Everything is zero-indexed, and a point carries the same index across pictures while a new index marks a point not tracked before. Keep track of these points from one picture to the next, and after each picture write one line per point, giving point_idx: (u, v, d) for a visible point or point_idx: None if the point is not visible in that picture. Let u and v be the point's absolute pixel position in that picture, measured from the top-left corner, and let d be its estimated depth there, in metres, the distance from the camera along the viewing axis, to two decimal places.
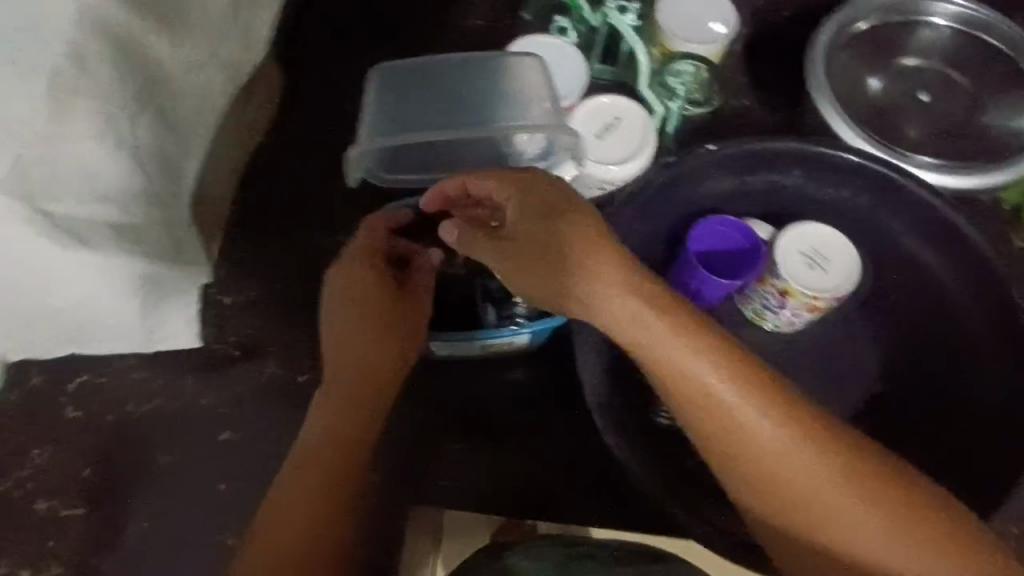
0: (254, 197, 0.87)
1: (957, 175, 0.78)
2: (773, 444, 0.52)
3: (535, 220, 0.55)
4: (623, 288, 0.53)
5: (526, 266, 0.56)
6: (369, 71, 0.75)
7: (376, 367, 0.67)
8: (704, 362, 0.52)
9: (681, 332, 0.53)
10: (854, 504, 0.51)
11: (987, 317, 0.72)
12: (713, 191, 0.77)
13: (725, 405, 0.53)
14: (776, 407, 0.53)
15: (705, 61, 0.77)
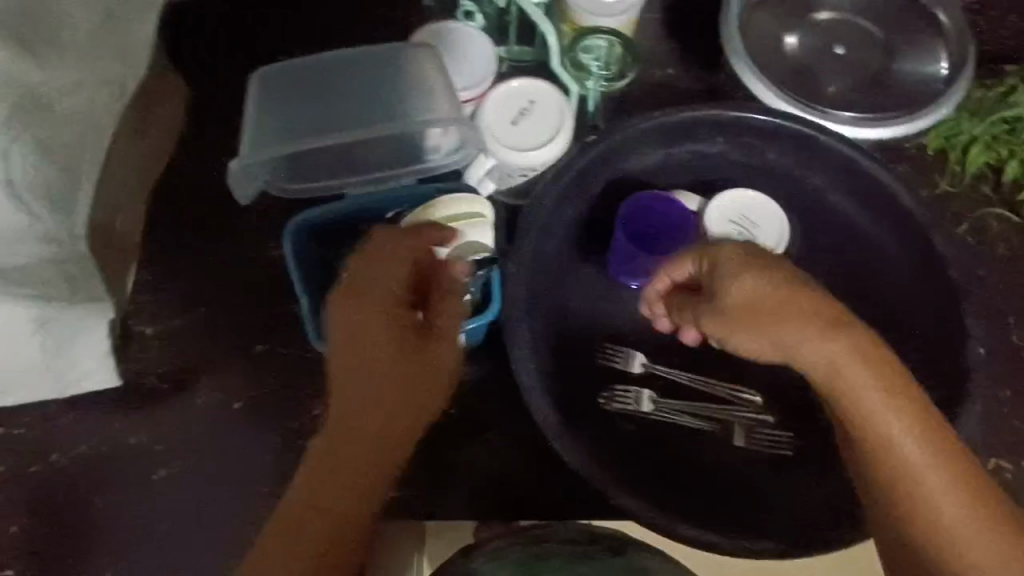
0: (168, 220, 0.83)
1: (878, 127, 0.78)
2: (899, 433, 0.51)
3: (771, 279, 0.55)
4: (779, 295, 0.54)
5: (738, 322, 0.55)
6: (254, 77, 0.70)
7: (389, 405, 0.55)
8: (886, 390, 0.52)
9: (878, 351, 0.52)
10: (957, 492, 0.51)
11: (912, 267, 0.72)
12: (638, 167, 0.76)
13: (855, 389, 0.52)
14: (905, 399, 0.52)
15: (617, 35, 0.74)
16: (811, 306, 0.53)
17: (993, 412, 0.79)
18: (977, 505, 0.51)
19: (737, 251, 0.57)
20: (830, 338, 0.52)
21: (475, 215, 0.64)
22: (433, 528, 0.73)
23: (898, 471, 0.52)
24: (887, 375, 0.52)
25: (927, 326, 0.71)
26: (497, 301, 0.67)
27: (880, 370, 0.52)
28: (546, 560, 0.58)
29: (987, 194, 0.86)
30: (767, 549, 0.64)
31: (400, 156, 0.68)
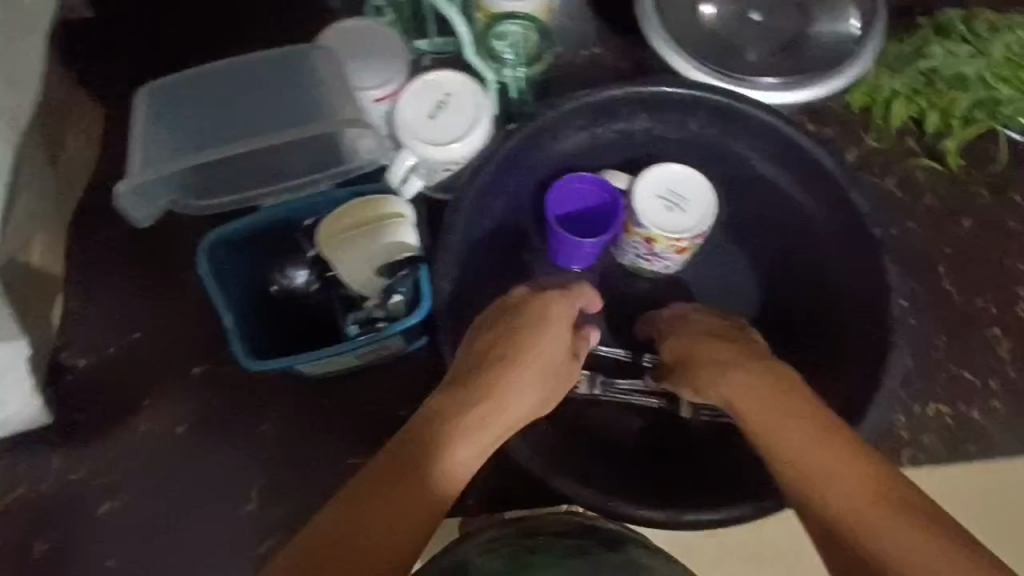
0: (91, 247, 0.80)
1: (796, 90, 0.79)
2: (782, 432, 0.54)
3: (708, 338, 0.65)
4: (698, 346, 0.65)
5: (687, 375, 0.64)
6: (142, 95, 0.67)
7: (478, 418, 0.55)
8: (778, 400, 0.57)
9: (769, 373, 0.59)
10: (848, 481, 0.50)
11: (839, 227, 0.71)
12: (564, 150, 0.75)
13: (745, 405, 0.58)
14: (792, 402, 0.56)
15: (531, 20, 0.73)
16: (722, 351, 0.63)
17: (927, 361, 0.80)
18: (873, 492, 0.49)
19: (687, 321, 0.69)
20: (726, 370, 0.61)
21: (393, 216, 0.64)
22: None
23: (786, 463, 0.53)
24: (773, 388, 0.57)
25: (857, 285, 0.71)
26: (424, 300, 0.64)
27: (769, 384, 0.58)
28: (540, 555, 0.57)
29: (913, 147, 0.86)
30: (713, 520, 0.62)
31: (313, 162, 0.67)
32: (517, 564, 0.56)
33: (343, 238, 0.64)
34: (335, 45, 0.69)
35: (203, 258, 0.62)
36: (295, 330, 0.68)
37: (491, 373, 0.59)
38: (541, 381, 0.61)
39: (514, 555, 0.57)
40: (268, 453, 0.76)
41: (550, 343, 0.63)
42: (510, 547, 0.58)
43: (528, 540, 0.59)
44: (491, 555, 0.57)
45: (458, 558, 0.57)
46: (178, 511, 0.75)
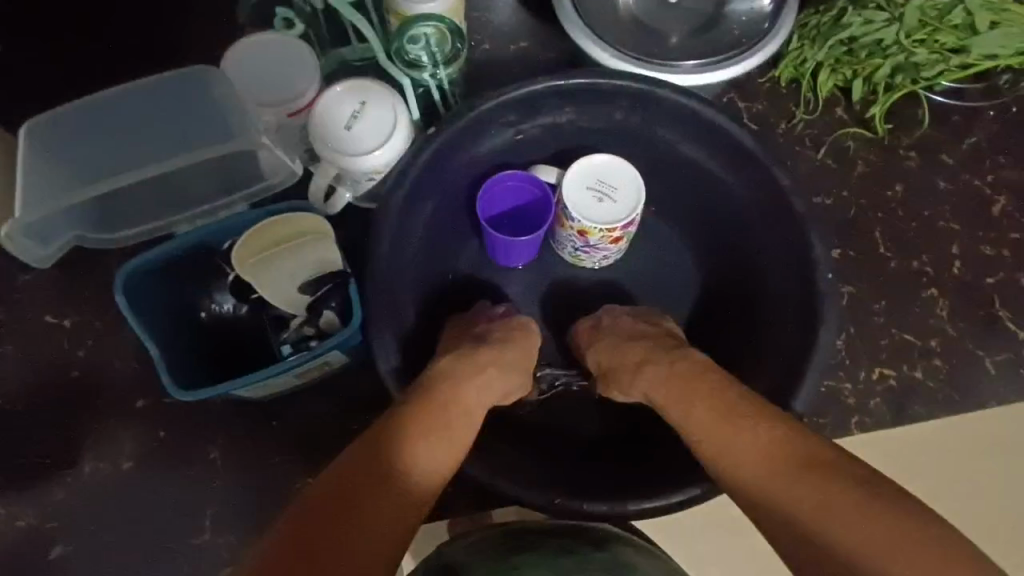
0: (19, 288, 0.78)
1: (721, 69, 0.79)
2: (698, 421, 0.58)
3: (632, 338, 0.70)
4: (617, 352, 0.69)
5: (614, 374, 0.68)
6: (23, 130, 0.65)
7: (445, 417, 0.58)
8: (680, 384, 0.62)
9: (672, 366, 0.64)
10: (754, 452, 0.53)
11: (766, 205, 0.72)
12: (489, 150, 0.74)
13: (666, 402, 0.62)
14: (702, 389, 0.59)
15: (441, 19, 0.71)
16: (637, 353, 0.67)
17: (868, 327, 0.82)
18: (779, 455, 0.52)
19: (605, 327, 0.73)
20: (644, 371, 0.65)
21: (314, 233, 0.64)
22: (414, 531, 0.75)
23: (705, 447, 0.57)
24: (684, 383, 0.61)
25: (785, 259, 0.71)
26: (354, 314, 0.63)
27: (680, 378, 0.62)
28: (524, 555, 0.57)
29: (841, 116, 0.87)
30: (659, 507, 0.63)
31: (229, 180, 0.69)
32: (504, 564, 0.56)
33: (255, 262, 0.63)
34: (232, 60, 0.68)
35: (120, 292, 0.60)
36: (232, 358, 0.67)
37: (455, 377, 0.62)
38: (502, 385, 0.65)
39: (499, 556, 0.57)
40: (219, 481, 0.75)
41: (504, 356, 0.67)
42: (494, 549, 0.58)
43: (512, 540, 0.59)
44: (476, 556, 0.58)
45: (446, 560, 0.58)
46: (133, 548, 0.74)
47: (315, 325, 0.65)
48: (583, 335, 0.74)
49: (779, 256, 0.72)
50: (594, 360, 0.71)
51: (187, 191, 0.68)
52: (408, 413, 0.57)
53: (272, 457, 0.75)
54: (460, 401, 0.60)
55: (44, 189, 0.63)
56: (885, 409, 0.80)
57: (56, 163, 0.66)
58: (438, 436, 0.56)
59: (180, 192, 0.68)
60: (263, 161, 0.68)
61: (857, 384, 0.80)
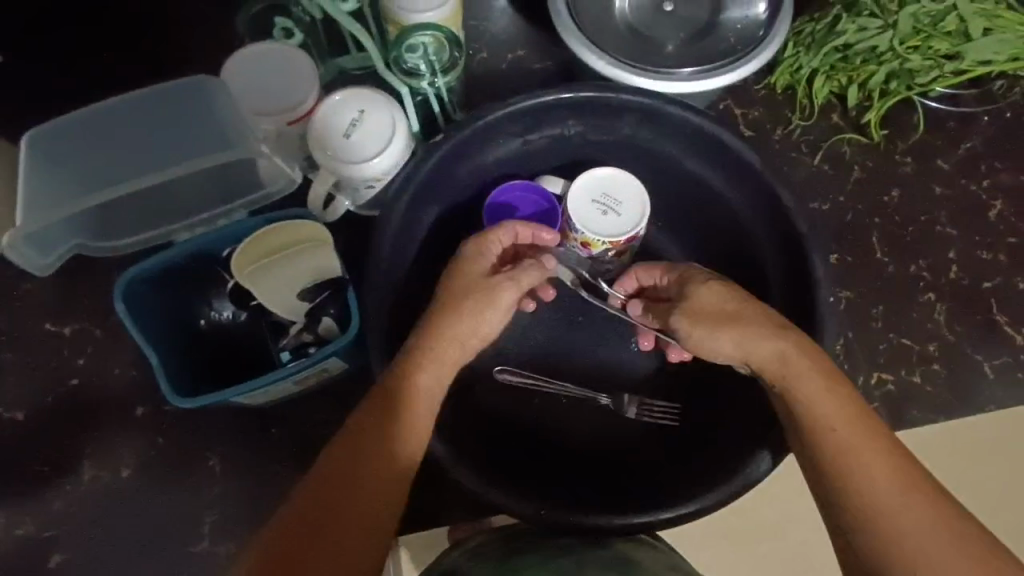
0: (21, 294, 0.79)
1: (717, 76, 0.79)
2: (839, 410, 0.54)
3: (731, 292, 0.62)
4: (742, 307, 0.61)
5: (716, 323, 0.61)
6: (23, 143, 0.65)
7: (411, 416, 0.55)
8: (822, 375, 0.56)
9: (807, 349, 0.58)
10: (883, 469, 0.52)
11: (763, 211, 0.72)
12: (493, 160, 0.75)
13: (803, 378, 0.56)
14: (845, 389, 0.55)
15: (440, 28, 0.72)
16: (761, 315, 0.60)
17: (866, 331, 0.82)
18: (910, 484, 0.51)
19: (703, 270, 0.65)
20: (779, 340, 0.58)
21: (309, 239, 0.64)
22: (411, 539, 0.74)
23: (834, 439, 0.53)
24: (825, 371, 0.56)
25: (782, 266, 0.71)
26: (352, 321, 0.63)
27: (819, 366, 0.57)
28: (525, 556, 0.61)
29: (837, 122, 0.88)
30: (648, 521, 0.61)
31: (229, 188, 0.69)
32: (504, 563, 0.61)
33: (253, 271, 0.64)
34: (234, 72, 0.69)
35: (118, 299, 0.60)
36: (230, 365, 0.67)
37: (434, 361, 0.58)
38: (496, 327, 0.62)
39: (500, 558, 0.61)
40: (219, 488, 0.75)
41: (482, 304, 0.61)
42: (497, 552, 0.62)
43: (513, 543, 0.63)
44: (479, 559, 0.62)
45: (452, 565, 0.62)
46: (133, 556, 0.74)
47: (312, 332, 0.64)
48: (675, 270, 0.67)
49: (776, 263, 0.72)
50: (699, 295, 0.63)
51: (184, 199, 0.68)
52: (368, 415, 0.54)
53: (273, 464, 0.75)
54: (422, 384, 0.57)
55: (42, 201, 0.63)
56: (884, 415, 0.80)
57: (54, 176, 0.66)
58: (404, 448, 0.54)
59: (177, 201, 0.68)
60: (262, 170, 0.68)
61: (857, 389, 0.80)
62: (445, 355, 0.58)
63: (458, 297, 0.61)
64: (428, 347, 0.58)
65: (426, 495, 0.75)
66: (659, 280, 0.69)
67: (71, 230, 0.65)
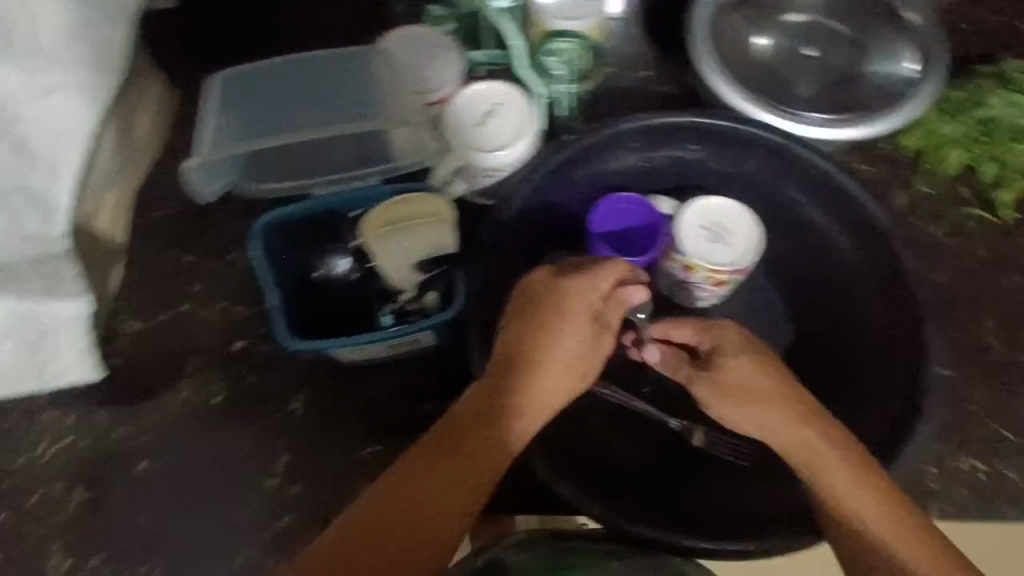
0: (153, 218, 0.85)
1: (846, 129, 0.78)
2: (867, 500, 0.58)
3: (757, 368, 0.64)
4: (773, 391, 0.63)
5: (745, 400, 0.63)
6: (210, 82, 0.71)
7: (497, 426, 0.59)
8: (847, 467, 0.59)
9: (829, 439, 0.61)
10: (910, 548, 0.56)
11: (876, 271, 0.72)
12: (611, 171, 0.76)
13: (828, 468, 0.59)
14: (871, 475, 0.59)
15: (582, 37, 0.76)
16: (792, 397, 0.63)
17: (962, 413, 0.78)
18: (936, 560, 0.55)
19: (738, 338, 0.65)
20: (809, 427, 0.61)
21: (431, 214, 0.67)
22: None
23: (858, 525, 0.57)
24: (851, 456, 0.60)
25: (886, 328, 0.71)
26: (457, 298, 0.67)
27: (844, 456, 0.60)
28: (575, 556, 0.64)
29: (966, 194, 0.84)
30: (705, 549, 0.63)
31: (371, 153, 0.71)
32: (555, 562, 0.64)
33: (379, 236, 0.67)
34: (394, 51, 0.73)
35: (257, 238, 0.67)
36: (333, 318, 0.72)
37: (515, 383, 0.61)
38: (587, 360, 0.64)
39: (551, 555, 0.65)
40: (296, 432, 0.79)
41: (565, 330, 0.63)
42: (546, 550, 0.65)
43: (563, 542, 0.66)
44: (525, 555, 0.65)
45: (497, 557, 0.65)
46: (210, 478, 0.78)
47: (417, 302, 0.68)
48: (706, 332, 0.66)
49: (878, 323, 0.71)
50: (731, 373, 0.64)
51: (332, 156, 0.71)
52: (455, 425, 0.59)
53: (351, 421, 0.79)
54: (513, 402, 0.61)
55: (216, 142, 0.68)
56: (969, 504, 0.76)
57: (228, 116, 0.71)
58: (482, 456, 0.58)
59: (326, 157, 0.71)
60: (407, 142, 0.70)
61: (943, 472, 0.77)
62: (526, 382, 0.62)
63: (538, 326, 0.63)
64: (518, 371, 0.62)
65: None
66: (691, 339, 0.67)
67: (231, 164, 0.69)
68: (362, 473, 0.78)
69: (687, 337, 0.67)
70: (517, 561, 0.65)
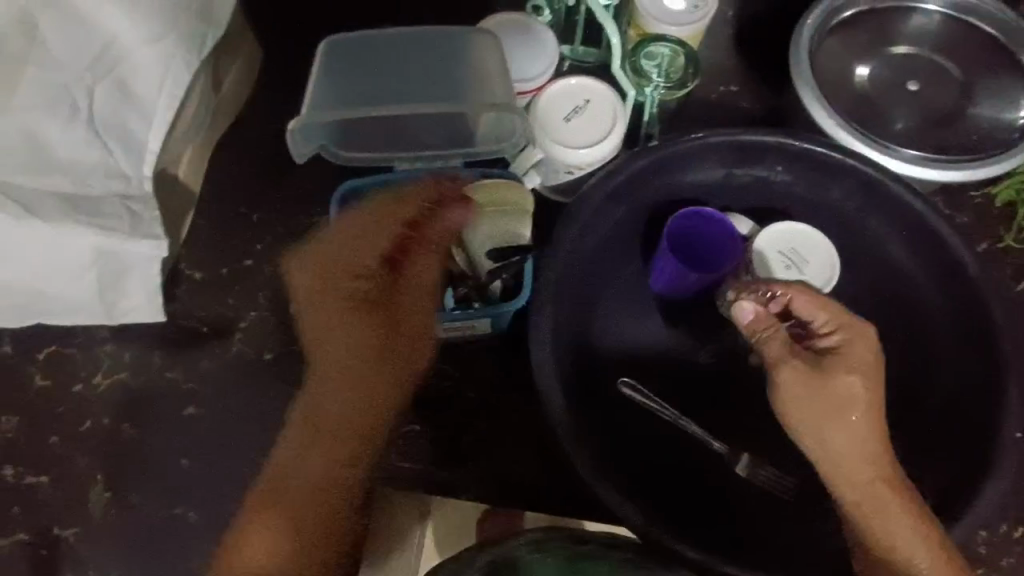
0: (225, 171, 0.86)
1: (945, 170, 0.75)
2: (910, 542, 0.59)
3: (855, 386, 0.60)
4: (866, 418, 0.61)
5: (823, 415, 0.60)
6: (320, 47, 0.70)
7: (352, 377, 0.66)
8: (897, 507, 0.59)
9: (886, 478, 0.60)
10: None
11: (955, 323, 0.70)
12: (694, 182, 0.74)
13: (880, 504, 0.60)
14: (915, 518, 0.59)
15: (680, 44, 0.75)
16: (866, 425, 0.61)
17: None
18: None
19: (862, 347, 0.61)
20: (869, 460, 0.60)
21: (509, 204, 0.67)
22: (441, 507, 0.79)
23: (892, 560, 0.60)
24: (909, 503, 0.60)
25: (955, 382, 0.69)
26: (523, 290, 0.68)
27: (892, 495, 0.60)
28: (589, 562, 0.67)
29: None
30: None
31: (463, 137, 0.68)
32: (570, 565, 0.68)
33: (457, 218, 0.67)
34: (499, 35, 0.71)
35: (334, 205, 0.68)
36: None
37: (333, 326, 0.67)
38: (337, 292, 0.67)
39: (567, 558, 0.68)
40: None
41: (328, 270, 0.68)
42: (560, 547, 0.68)
43: (578, 547, 0.68)
44: (543, 556, 0.67)
45: (508, 555, 0.66)
46: (251, 432, 0.79)
47: (481, 288, 0.69)
48: (838, 321, 0.62)
49: (949, 375, 0.70)
50: (840, 382, 0.60)
51: (426, 134, 0.68)
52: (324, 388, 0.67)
53: None
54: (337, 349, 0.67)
55: (318, 106, 0.65)
56: None
57: (331, 83, 0.68)
58: (329, 409, 0.66)
59: (420, 135, 0.68)
60: (506, 127, 0.67)
61: (998, 542, 0.73)
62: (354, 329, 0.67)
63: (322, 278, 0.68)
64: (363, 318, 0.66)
65: (530, 472, 0.76)
66: (818, 324, 0.62)
67: (326, 130, 0.66)
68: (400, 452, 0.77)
69: (815, 320, 0.62)
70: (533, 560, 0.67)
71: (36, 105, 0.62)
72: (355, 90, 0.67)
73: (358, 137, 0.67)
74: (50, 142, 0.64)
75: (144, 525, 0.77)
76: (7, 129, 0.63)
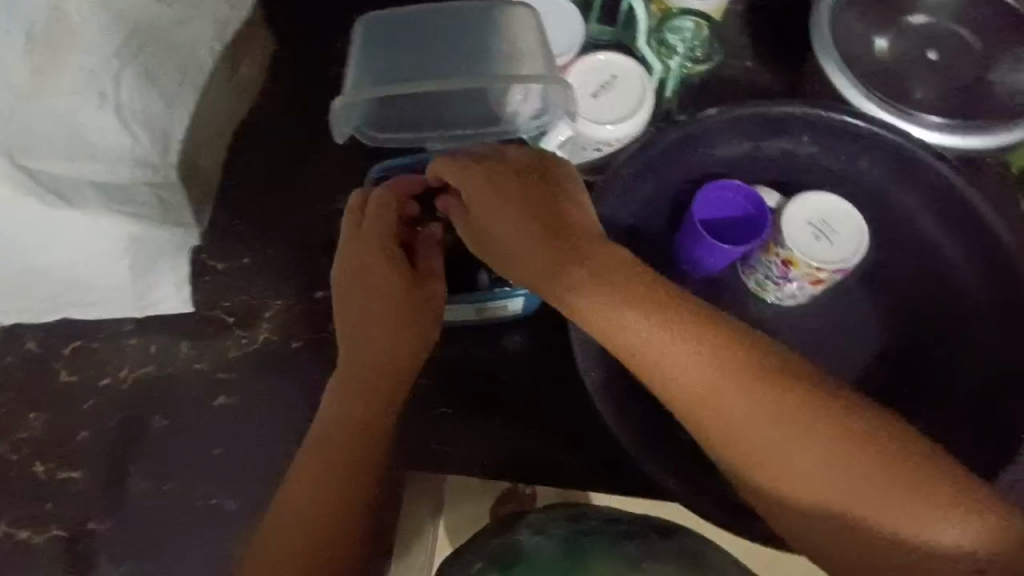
0: (242, 159, 0.85)
1: (967, 138, 0.77)
2: (648, 337, 0.55)
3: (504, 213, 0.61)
4: (539, 245, 0.59)
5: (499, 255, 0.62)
6: (358, 24, 0.71)
7: (370, 356, 0.64)
8: (636, 322, 0.55)
9: (630, 297, 0.56)
10: (762, 413, 0.53)
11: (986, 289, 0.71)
12: (725, 156, 0.75)
13: (607, 325, 0.56)
14: (641, 352, 0.55)
15: (705, 17, 0.76)
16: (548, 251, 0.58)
17: None
18: (835, 435, 0.51)
19: (488, 187, 0.61)
20: (552, 287, 0.58)
21: None
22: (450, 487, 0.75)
23: (664, 381, 0.55)
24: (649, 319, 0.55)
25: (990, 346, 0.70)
26: None
27: (601, 320, 0.56)
28: (595, 537, 0.50)
29: None
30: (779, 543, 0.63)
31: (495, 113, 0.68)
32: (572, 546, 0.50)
33: None
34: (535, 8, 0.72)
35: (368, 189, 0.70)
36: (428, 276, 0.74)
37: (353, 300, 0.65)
38: (372, 272, 0.65)
39: (568, 536, 0.51)
40: None
41: (358, 246, 0.66)
42: (563, 529, 0.52)
43: (583, 523, 0.52)
44: (542, 538, 0.51)
45: (505, 540, 0.52)
46: (282, 420, 0.79)
47: None
48: (468, 177, 0.63)
49: (978, 337, 0.71)
50: (494, 217, 0.61)
51: (462, 111, 0.68)
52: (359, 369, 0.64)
53: (422, 378, 0.78)
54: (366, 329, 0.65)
55: (359, 82, 0.65)
56: None
57: (371, 61, 0.68)
58: (367, 392, 0.63)
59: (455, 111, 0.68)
60: (550, 96, 0.65)
61: None
62: (349, 303, 0.66)
63: (353, 255, 0.66)
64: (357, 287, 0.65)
65: (565, 450, 0.76)
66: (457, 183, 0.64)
67: (366, 107, 0.66)
68: (432, 435, 0.77)
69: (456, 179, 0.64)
70: (531, 542, 0.51)
71: (70, 90, 0.59)
72: (393, 66, 0.68)
73: (396, 118, 0.67)
74: (81, 127, 0.61)
75: (180, 515, 0.76)
76: (35, 117, 0.59)
